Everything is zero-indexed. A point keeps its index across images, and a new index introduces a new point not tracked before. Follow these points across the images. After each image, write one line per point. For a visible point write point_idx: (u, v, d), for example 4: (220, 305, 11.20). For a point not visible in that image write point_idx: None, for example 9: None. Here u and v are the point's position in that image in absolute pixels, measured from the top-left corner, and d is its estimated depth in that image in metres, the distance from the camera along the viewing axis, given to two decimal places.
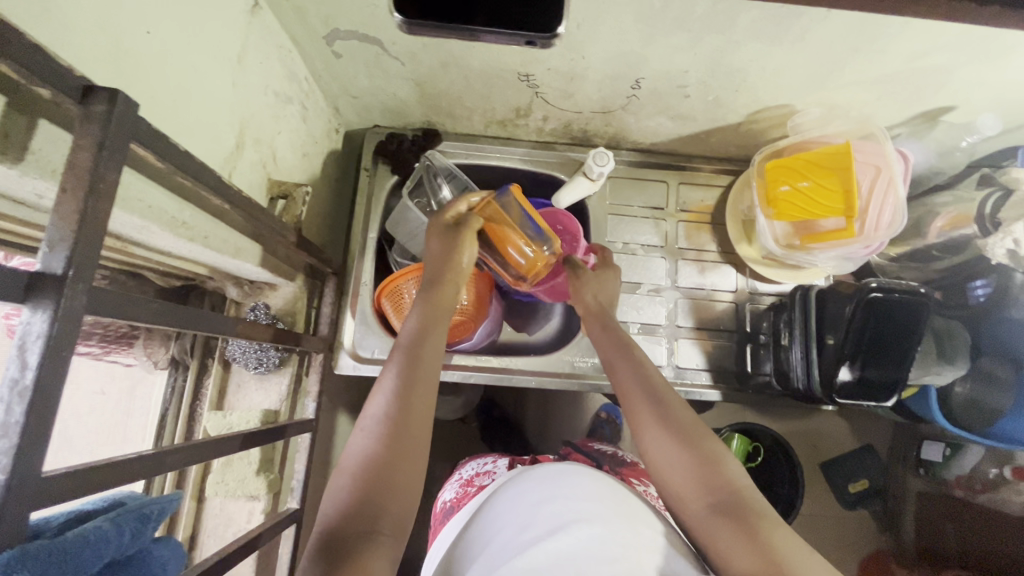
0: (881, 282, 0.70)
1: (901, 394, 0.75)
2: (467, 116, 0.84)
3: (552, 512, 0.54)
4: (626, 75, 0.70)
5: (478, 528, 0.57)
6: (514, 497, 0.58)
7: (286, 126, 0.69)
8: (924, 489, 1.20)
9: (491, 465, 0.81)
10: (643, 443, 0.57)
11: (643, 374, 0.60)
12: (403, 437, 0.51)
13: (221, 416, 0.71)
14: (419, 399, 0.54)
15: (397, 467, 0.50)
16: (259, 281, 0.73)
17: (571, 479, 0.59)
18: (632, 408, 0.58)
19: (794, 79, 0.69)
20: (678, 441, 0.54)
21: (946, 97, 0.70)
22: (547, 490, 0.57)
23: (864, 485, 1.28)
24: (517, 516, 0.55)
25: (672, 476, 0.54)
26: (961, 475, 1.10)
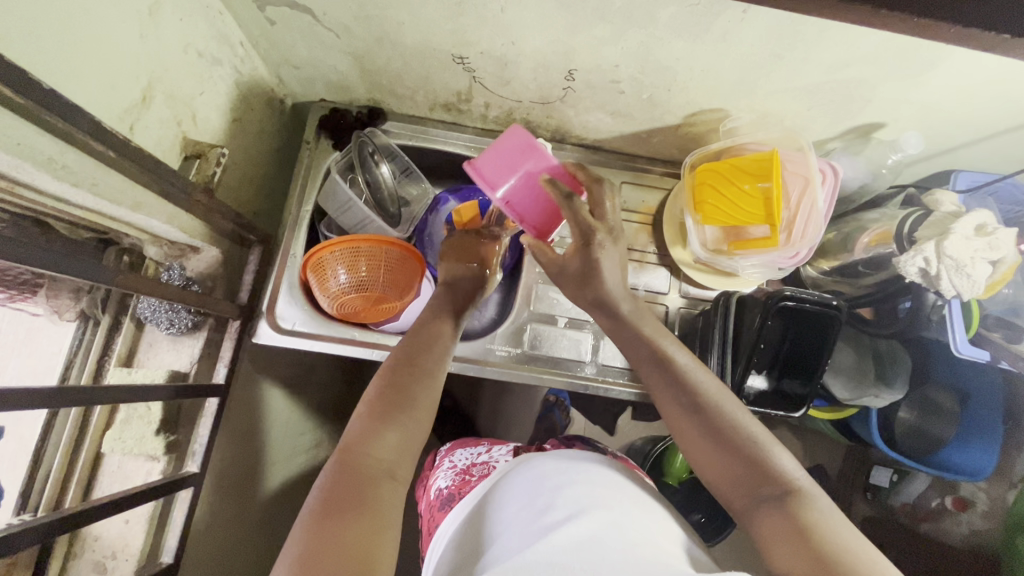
0: (793, 291, 0.70)
1: (808, 407, 0.76)
2: (410, 97, 0.84)
3: (573, 494, 0.58)
4: (559, 65, 0.70)
5: (492, 517, 0.60)
6: (531, 485, 0.62)
7: (213, 88, 0.68)
8: (870, 514, 1.27)
9: (484, 457, 0.84)
10: (673, 422, 0.61)
11: (665, 362, 0.64)
12: (422, 400, 0.60)
13: (126, 372, 0.71)
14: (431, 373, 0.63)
15: (407, 425, 0.57)
16: (180, 241, 0.72)
17: (581, 471, 0.64)
18: (663, 399, 0.63)
19: (724, 81, 0.69)
20: (706, 419, 0.59)
21: (873, 113, 0.70)
22: (561, 478, 0.62)
23: None
24: (534, 502, 0.58)
25: (704, 451, 0.58)
26: (906, 503, 1.23)
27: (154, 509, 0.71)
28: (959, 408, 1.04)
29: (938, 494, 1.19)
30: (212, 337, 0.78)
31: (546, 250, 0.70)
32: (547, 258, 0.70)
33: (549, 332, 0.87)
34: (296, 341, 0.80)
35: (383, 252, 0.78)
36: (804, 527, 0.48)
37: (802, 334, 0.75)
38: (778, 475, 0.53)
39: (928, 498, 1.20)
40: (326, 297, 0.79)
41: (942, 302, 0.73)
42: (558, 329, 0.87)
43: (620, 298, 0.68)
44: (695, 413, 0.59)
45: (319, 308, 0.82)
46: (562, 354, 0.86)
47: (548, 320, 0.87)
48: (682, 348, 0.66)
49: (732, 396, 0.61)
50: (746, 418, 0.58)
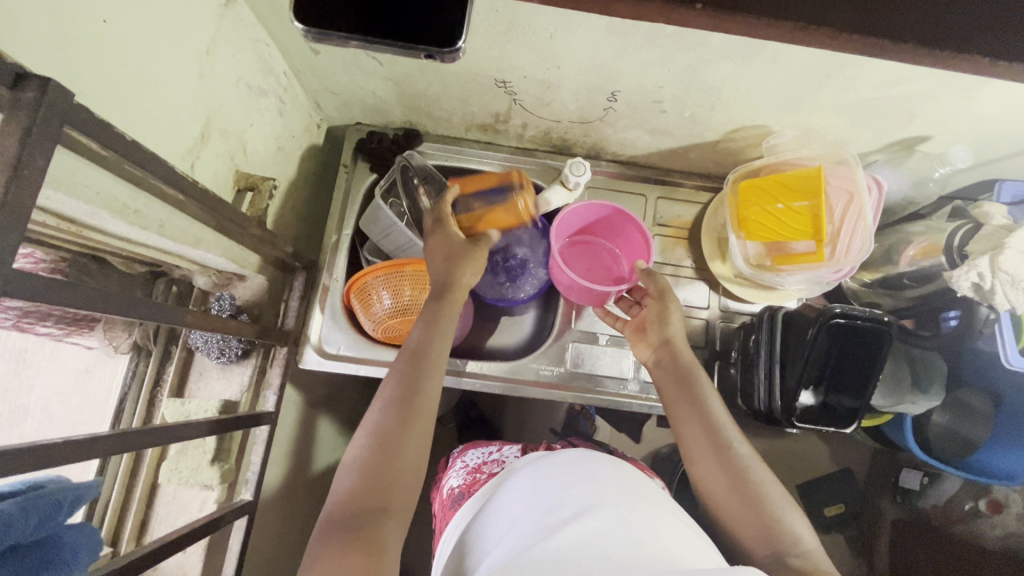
0: (843, 309, 0.71)
1: (860, 421, 0.76)
2: (447, 118, 0.85)
3: (576, 493, 0.59)
4: (602, 86, 0.71)
5: (500, 521, 0.61)
6: (537, 485, 0.63)
7: (260, 119, 0.69)
8: (900, 517, 1.29)
9: (496, 456, 0.86)
10: (689, 449, 0.66)
11: (702, 413, 0.66)
12: (424, 421, 0.60)
13: (180, 404, 0.71)
14: (430, 397, 0.62)
15: (406, 453, 0.57)
16: (228, 271, 0.71)
17: (591, 470, 0.64)
18: (682, 425, 0.68)
19: (769, 99, 0.69)
20: (729, 473, 0.62)
21: (918, 127, 0.70)
22: (567, 479, 0.62)
23: (839, 508, 1.33)
24: (540, 500, 0.59)
25: (720, 491, 0.62)
26: (936, 504, 1.24)
27: (210, 539, 0.71)
28: (992, 410, 1.02)
29: (971, 496, 1.20)
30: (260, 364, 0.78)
31: (658, 282, 0.75)
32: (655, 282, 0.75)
33: (591, 350, 0.87)
34: (345, 365, 0.81)
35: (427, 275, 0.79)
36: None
37: (851, 351, 0.75)
38: (795, 540, 0.56)
39: (960, 501, 1.21)
40: (371, 321, 0.80)
41: (994, 316, 0.74)
42: (599, 347, 0.87)
43: (681, 346, 0.73)
44: (714, 444, 0.64)
45: (362, 331, 0.82)
46: (603, 371, 0.86)
47: (590, 338, 0.87)
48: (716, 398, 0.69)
49: (756, 453, 0.64)
50: (767, 478, 0.62)
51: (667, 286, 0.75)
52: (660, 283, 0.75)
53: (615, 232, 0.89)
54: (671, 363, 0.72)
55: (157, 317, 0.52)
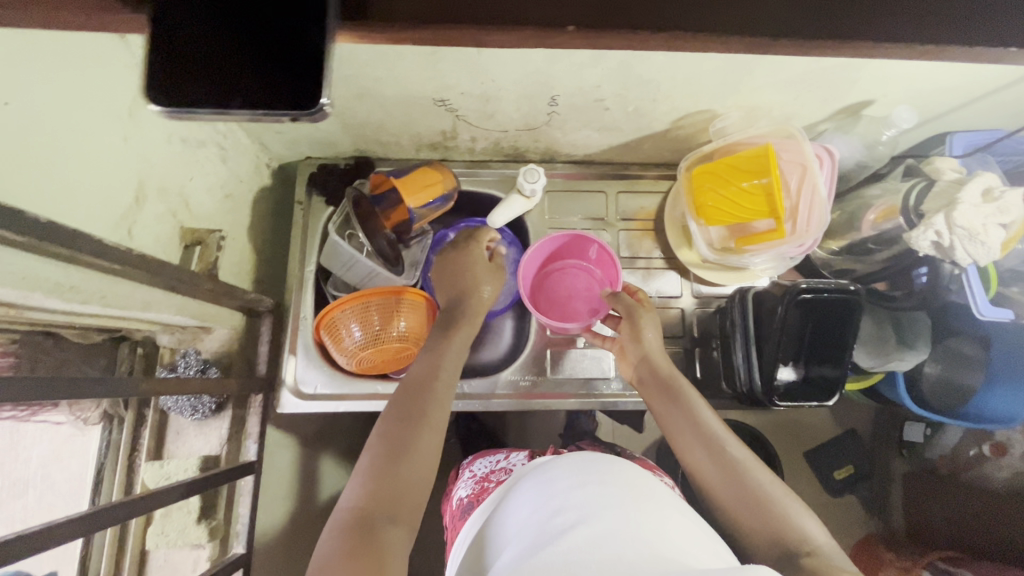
0: (809, 284, 0.71)
1: (842, 392, 0.75)
2: (396, 142, 0.84)
3: (583, 494, 0.58)
4: (540, 92, 0.70)
5: (507, 531, 0.61)
6: (543, 489, 0.62)
7: (200, 170, 0.68)
8: (909, 470, 1.30)
9: (503, 464, 0.84)
10: (688, 458, 0.66)
11: (691, 419, 0.67)
12: (431, 440, 0.59)
13: (158, 466, 0.70)
14: (440, 420, 0.62)
15: (413, 465, 0.56)
16: (189, 325, 0.71)
17: (599, 467, 0.64)
18: (676, 437, 0.67)
19: (709, 85, 0.68)
20: (723, 468, 0.62)
21: (860, 92, 0.70)
22: (572, 479, 0.61)
23: (849, 470, 1.35)
24: (545, 505, 0.58)
25: (723, 494, 0.61)
26: (943, 454, 1.23)
27: None
28: (984, 355, 1.02)
29: (975, 441, 1.16)
30: (238, 415, 0.77)
31: (624, 302, 0.79)
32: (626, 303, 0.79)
33: (569, 353, 0.87)
34: (323, 403, 0.80)
35: (391, 301, 0.79)
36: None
37: (823, 322, 0.74)
38: (802, 537, 0.54)
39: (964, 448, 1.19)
40: (343, 355, 0.79)
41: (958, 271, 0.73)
42: (578, 349, 0.87)
43: (660, 360, 0.74)
44: (710, 449, 0.64)
45: (338, 366, 0.82)
46: (584, 374, 0.86)
47: (567, 342, 0.87)
48: (702, 403, 0.69)
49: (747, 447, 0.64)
50: (760, 470, 0.61)
51: (635, 305, 0.78)
52: (626, 302, 0.78)
53: (583, 251, 0.87)
54: (653, 380, 0.72)
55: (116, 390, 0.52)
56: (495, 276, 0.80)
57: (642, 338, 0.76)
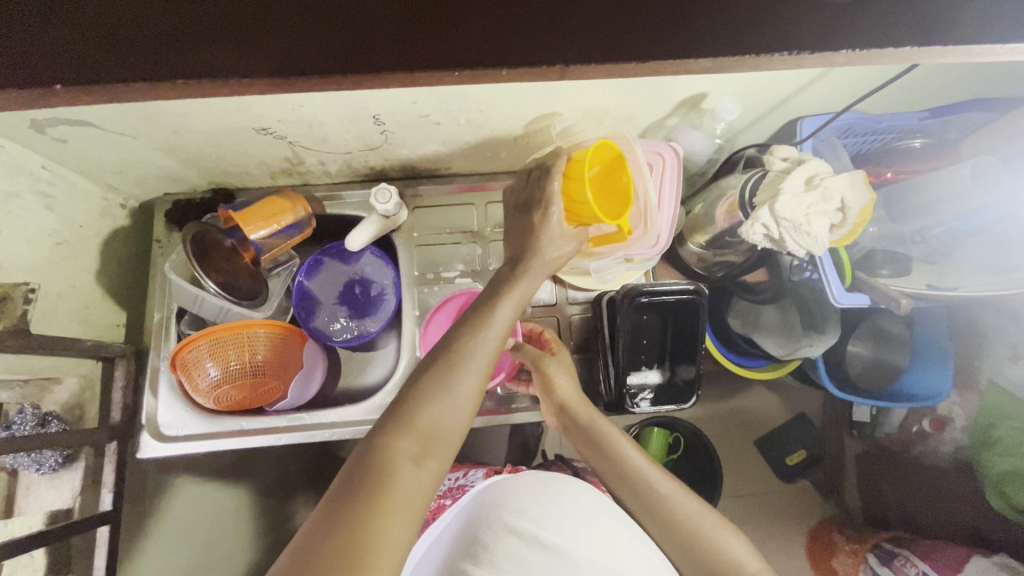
0: (647, 287, 0.69)
1: (700, 394, 0.74)
2: (246, 172, 0.82)
3: (534, 519, 0.60)
4: (359, 112, 0.68)
5: (447, 541, 0.64)
6: (489, 509, 0.63)
7: (13, 222, 0.66)
8: (863, 450, 1.25)
9: (463, 481, 0.85)
10: (625, 495, 0.66)
11: (619, 463, 0.66)
12: (444, 423, 0.50)
13: (1, 525, 0.69)
14: (486, 360, 0.52)
15: (461, 392, 0.50)
16: (31, 378, 0.70)
17: (549, 485, 0.65)
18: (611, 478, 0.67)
19: (526, 92, 0.67)
20: (653, 508, 0.63)
21: (685, 86, 0.68)
22: (521, 496, 0.63)
23: (802, 455, 1.30)
24: (492, 531, 0.60)
25: (662, 531, 0.62)
26: (891, 432, 1.18)
27: None
28: (910, 334, 1.04)
29: (916, 418, 1.14)
30: (94, 464, 0.76)
31: (529, 351, 0.74)
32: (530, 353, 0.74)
33: None
34: (184, 446, 0.78)
35: (247, 335, 0.78)
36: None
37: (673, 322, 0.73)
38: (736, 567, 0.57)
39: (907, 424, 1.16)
40: (201, 395, 0.78)
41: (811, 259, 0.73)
42: None
43: (578, 404, 0.72)
44: (644, 488, 0.64)
45: (200, 406, 0.80)
46: None
47: None
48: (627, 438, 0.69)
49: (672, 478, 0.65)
50: (686, 500, 0.63)
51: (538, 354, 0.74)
52: (530, 352, 0.74)
53: None
54: (576, 428, 0.71)
55: None
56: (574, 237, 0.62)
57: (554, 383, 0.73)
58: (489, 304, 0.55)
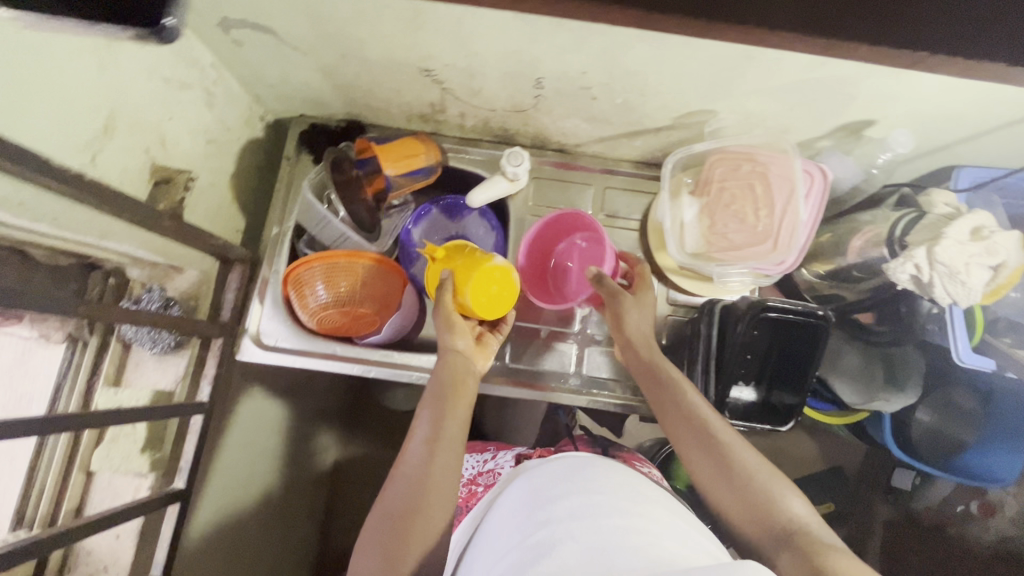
0: (774, 303, 0.68)
1: (797, 420, 0.73)
2: (387, 109, 0.84)
3: (569, 505, 0.57)
4: (525, 73, 0.69)
5: (492, 540, 0.60)
6: (523, 498, 0.62)
7: (182, 112, 0.69)
8: (891, 517, 1.24)
9: (491, 465, 0.86)
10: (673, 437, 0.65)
11: (684, 407, 0.65)
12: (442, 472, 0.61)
13: (112, 392, 0.74)
14: (455, 437, 0.64)
15: (442, 470, 0.61)
16: (161, 263, 0.74)
17: (586, 476, 0.63)
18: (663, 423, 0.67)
19: (698, 85, 0.66)
20: (716, 455, 0.61)
21: (860, 111, 0.66)
22: (555, 489, 0.61)
23: (828, 508, 1.24)
24: (528, 516, 0.58)
25: (710, 478, 0.61)
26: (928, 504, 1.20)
27: (143, 524, 0.73)
28: (981, 409, 0.97)
29: (965, 499, 1.19)
30: (197, 355, 0.79)
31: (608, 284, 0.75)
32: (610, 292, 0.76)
33: (532, 343, 0.86)
34: (282, 357, 0.82)
35: (359, 266, 0.80)
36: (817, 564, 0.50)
37: (787, 344, 0.72)
38: (786, 516, 0.55)
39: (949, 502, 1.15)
40: (305, 312, 0.81)
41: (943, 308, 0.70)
42: (540, 340, 0.86)
43: (645, 343, 0.73)
44: (698, 432, 0.63)
45: (300, 324, 0.83)
46: (545, 365, 0.85)
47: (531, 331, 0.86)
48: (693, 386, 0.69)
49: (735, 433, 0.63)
50: (750, 454, 0.61)
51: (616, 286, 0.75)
52: (611, 287, 0.75)
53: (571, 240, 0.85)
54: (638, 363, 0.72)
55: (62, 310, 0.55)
56: (484, 349, 0.76)
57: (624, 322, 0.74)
58: (447, 389, 0.67)
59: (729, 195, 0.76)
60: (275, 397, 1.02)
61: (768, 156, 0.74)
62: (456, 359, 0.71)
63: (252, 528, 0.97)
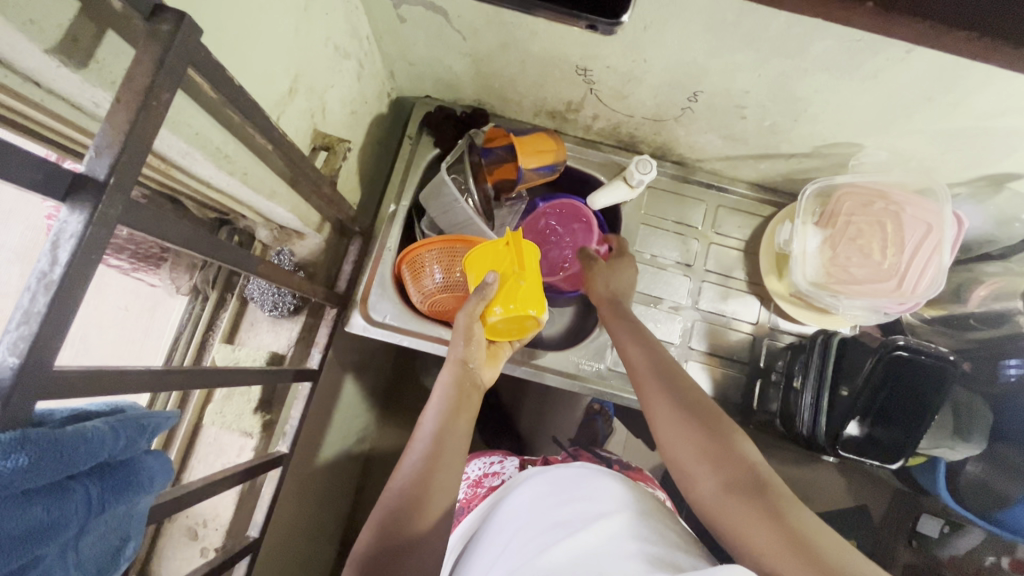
0: (908, 342, 0.69)
1: (905, 459, 0.74)
2: (519, 102, 0.84)
3: (572, 511, 0.56)
4: (684, 85, 0.69)
5: (498, 543, 0.60)
6: (529, 506, 0.62)
7: (340, 81, 0.69)
8: (912, 563, 1.19)
9: (497, 467, 0.85)
10: (659, 422, 0.60)
11: (650, 357, 0.65)
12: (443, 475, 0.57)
13: (230, 349, 0.73)
14: (457, 447, 0.59)
15: (440, 490, 0.56)
16: (289, 227, 0.73)
17: (586, 481, 0.62)
18: (655, 409, 0.61)
19: (858, 117, 0.66)
20: (681, 403, 0.59)
21: (1014, 163, 0.67)
22: (566, 497, 0.60)
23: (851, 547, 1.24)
24: (536, 523, 0.57)
25: (697, 465, 0.55)
26: (954, 554, 1.13)
27: (245, 484, 0.73)
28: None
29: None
30: (308, 322, 0.80)
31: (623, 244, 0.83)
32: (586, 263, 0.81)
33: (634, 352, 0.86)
34: (388, 334, 0.81)
35: None
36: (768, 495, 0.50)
37: (910, 385, 0.72)
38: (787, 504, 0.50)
39: (979, 554, 1.09)
40: (420, 293, 0.79)
41: None
42: None
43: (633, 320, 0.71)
44: (696, 419, 0.57)
45: (409, 305, 0.83)
46: None
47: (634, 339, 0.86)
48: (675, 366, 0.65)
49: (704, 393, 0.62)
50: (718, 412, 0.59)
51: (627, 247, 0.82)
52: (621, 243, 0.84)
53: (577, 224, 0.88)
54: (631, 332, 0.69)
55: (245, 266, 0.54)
56: (492, 359, 0.73)
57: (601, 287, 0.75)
58: (449, 404, 0.62)
59: (856, 229, 0.76)
60: (347, 370, 1.02)
61: (902, 195, 0.74)
62: (462, 372, 0.66)
63: (309, 497, 0.97)
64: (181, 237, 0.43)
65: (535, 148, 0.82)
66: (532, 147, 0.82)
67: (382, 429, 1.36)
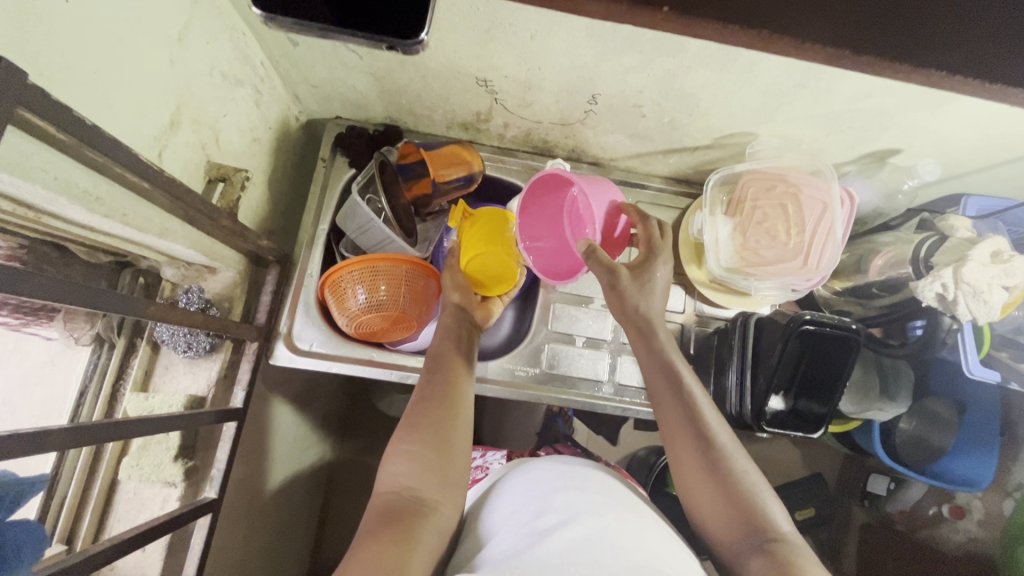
0: (813, 315, 0.73)
1: (826, 427, 0.78)
2: (429, 116, 0.84)
3: (570, 498, 0.59)
4: (582, 89, 0.71)
5: (495, 515, 0.62)
6: (526, 485, 0.64)
7: (233, 109, 0.67)
8: (868, 521, 1.25)
9: (478, 462, 0.87)
10: (678, 456, 0.61)
11: (684, 401, 0.63)
12: (460, 429, 0.61)
13: (143, 398, 0.69)
14: (467, 406, 0.64)
15: (462, 436, 0.60)
16: (197, 263, 0.70)
17: (592, 475, 0.66)
18: (679, 444, 0.62)
19: (747, 108, 0.70)
20: (709, 458, 0.59)
21: (890, 139, 0.72)
22: (558, 484, 0.62)
23: (810, 512, 1.26)
24: (530, 503, 0.59)
25: (713, 508, 0.57)
26: (903, 509, 1.19)
27: (170, 538, 0.69)
28: (956, 419, 0.98)
29: (935, 501, 1.15)
30: (229, 359, 0.77)
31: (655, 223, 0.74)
32: (604, 264, 0.69)
33: (567, 352, 0.86)
34: (317, 361, 0.80)
35: (400, 270, 0.77)
36: (792, 572, 0.48)
37: (823, 355, 0.76)
38: (789, 547, 0.52)
39: (925, 506, 1.16)
40: (344, 316, 0.78)
41: (957, 325, 0.74)
42: (576, 348, 0.87)
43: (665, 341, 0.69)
44: (714, 460, 0.59)
45: (336, 328, 0.82)
46: (579, 373, 0.86)
47: (566, 339, 0.87)
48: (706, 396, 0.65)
49: (736, 439, 0.61)
50: (750, 470, 0.58)
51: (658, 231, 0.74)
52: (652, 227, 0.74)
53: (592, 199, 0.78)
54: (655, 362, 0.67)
55: (132, 310, 0.51)
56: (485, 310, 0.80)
57: (624, 302, 0.70)
58: (450, 397, 0.63)
59: (762, 213, 0.79)
60: (286, 403, 0.98)
61: (799, 177, 0.77)
62: (457, 368, 0.67)
63: (253, 544, 0.92)
64: (41, 289, 0.40)
65: (451, 153, 0.83)
66: (447, 153, 0.83)
67: (336, 459, 1.31)
